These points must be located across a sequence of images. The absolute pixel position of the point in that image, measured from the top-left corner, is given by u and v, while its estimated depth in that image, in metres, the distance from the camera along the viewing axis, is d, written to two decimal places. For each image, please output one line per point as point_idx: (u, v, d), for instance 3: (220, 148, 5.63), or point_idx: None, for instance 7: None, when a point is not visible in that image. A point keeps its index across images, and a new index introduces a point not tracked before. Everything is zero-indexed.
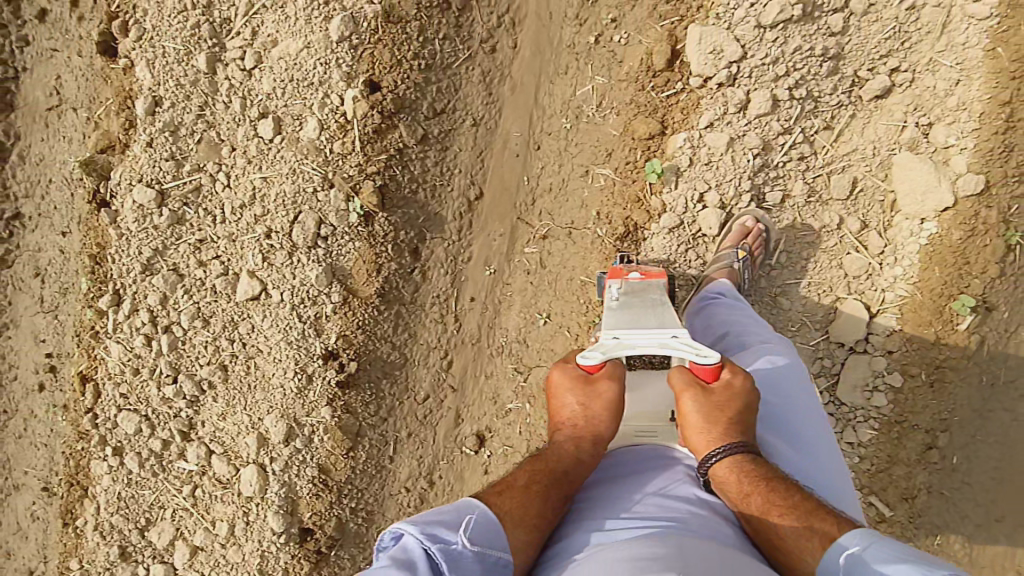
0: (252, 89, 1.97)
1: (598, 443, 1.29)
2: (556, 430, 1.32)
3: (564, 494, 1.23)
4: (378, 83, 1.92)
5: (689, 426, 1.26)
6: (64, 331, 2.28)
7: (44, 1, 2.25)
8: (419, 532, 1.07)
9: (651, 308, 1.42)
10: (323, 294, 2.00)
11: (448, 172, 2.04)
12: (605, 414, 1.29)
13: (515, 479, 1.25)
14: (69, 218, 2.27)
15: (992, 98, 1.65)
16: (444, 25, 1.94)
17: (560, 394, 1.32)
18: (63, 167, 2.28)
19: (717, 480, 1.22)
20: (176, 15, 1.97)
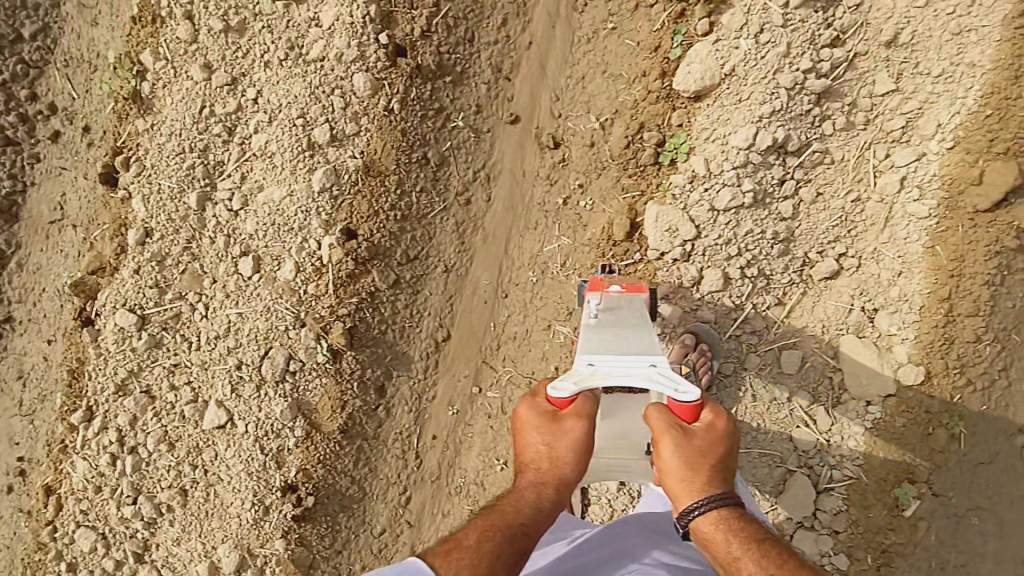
0: (237, 228, 2.09)
1: (563, 488, 1.26)
2: (521, 473, 1.29)
3: (521, 547, 1.20)
4: (355, 231, 2.03)
5: (671, 474, 1.19)
6: (37, 436, 2.33)
7: (58, 125, 2.41)
8: None
9: (627, 333, 1.34)
10: (287, 427, 2.05)
11: (418, 313, 2.12)
12: (571, 459, 1.23)
13: (466, 535, 1.20)
14: (57, 328, 2.35)
15: (933, 293, 1.74)
16: (422, 178, 2.07)
17: (525, 432, 1.27)
18: (56, 279, 2.38)
19: (704, 537, 1.19)
20: (174, 156, 2.10)
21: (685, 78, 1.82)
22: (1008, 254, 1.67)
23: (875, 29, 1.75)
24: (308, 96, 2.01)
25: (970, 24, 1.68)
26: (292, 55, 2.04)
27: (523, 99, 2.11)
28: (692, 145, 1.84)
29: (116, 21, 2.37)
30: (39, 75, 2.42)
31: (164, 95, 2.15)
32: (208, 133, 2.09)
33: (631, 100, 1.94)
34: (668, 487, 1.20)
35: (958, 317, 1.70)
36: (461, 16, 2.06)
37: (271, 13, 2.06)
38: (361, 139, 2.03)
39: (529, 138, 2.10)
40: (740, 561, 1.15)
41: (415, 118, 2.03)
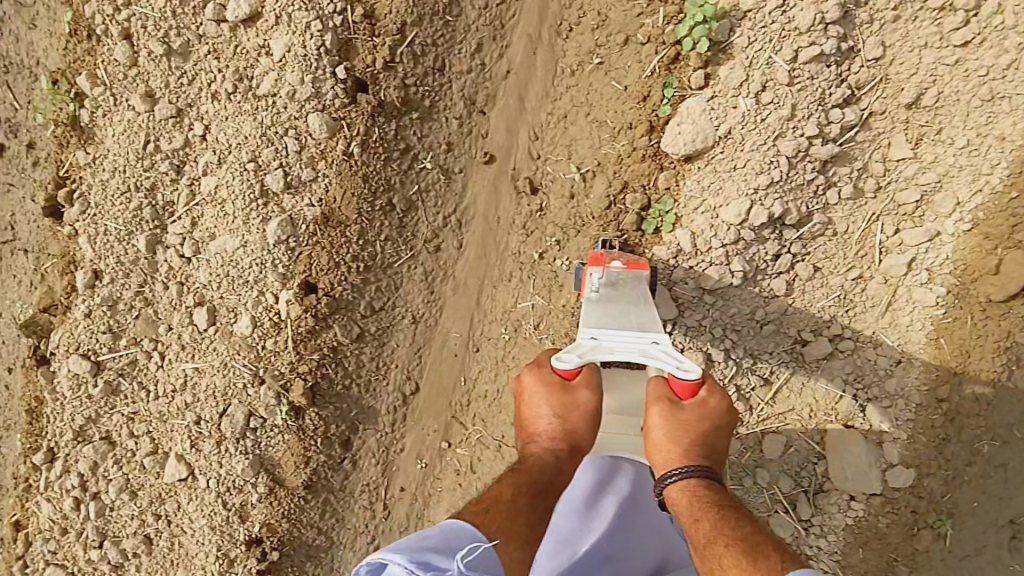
0: (190, 276, 1.97)
1: (576, 452, 1.32)
2: (531, 442, 1.33)
3: (547, 502, 1.23)
4: (314, 284, 1.90)
5: (653, 443, 1.27)
6: (6, 463, 2.14)
7: (3, 137, 2.06)
8: (408, 561, 0.88)
9: (630, 305, 1.32)
10: (249, 483, 1.98)
11: (384, 367, 2.01)
12: (582, 424, 1.30)
13: (500, 491, 1.20)
14: (16, 357, 2.10)
15: (931, 391, 1.61)
16: (386, 226, 1.90)
17: (535, 402, 1.32)
18: (11, 307, 2.11)
19: (673, 503, 1.24)
20: (120, 194, 1.94)
21: (674, 140, 1.63)
22: (1017, 348, 1.53)
23: (895, 87, 1.54)
24: (259, 137, 1.83)
25: (1003, 90, 1.48)
26: (241, 88, 1.84)
27: (498, 136, 1.89)
28: (679, 215, 1.67)
29: (56, 26, 2.03)
30: None
31: (104, 125, 1.95)
32: (155, 170, 1.92)
33: (614, 155, 1.75)
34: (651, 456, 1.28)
35: (958, 415, 1.59)
36: (429, 43, 1.82)
37: (217, 36, 1.85)
38: (319, 185, 1.86)
39: (504, 181, 1.91)
40: (699, 521, 1.17)
41: (376, 162, 1.84)
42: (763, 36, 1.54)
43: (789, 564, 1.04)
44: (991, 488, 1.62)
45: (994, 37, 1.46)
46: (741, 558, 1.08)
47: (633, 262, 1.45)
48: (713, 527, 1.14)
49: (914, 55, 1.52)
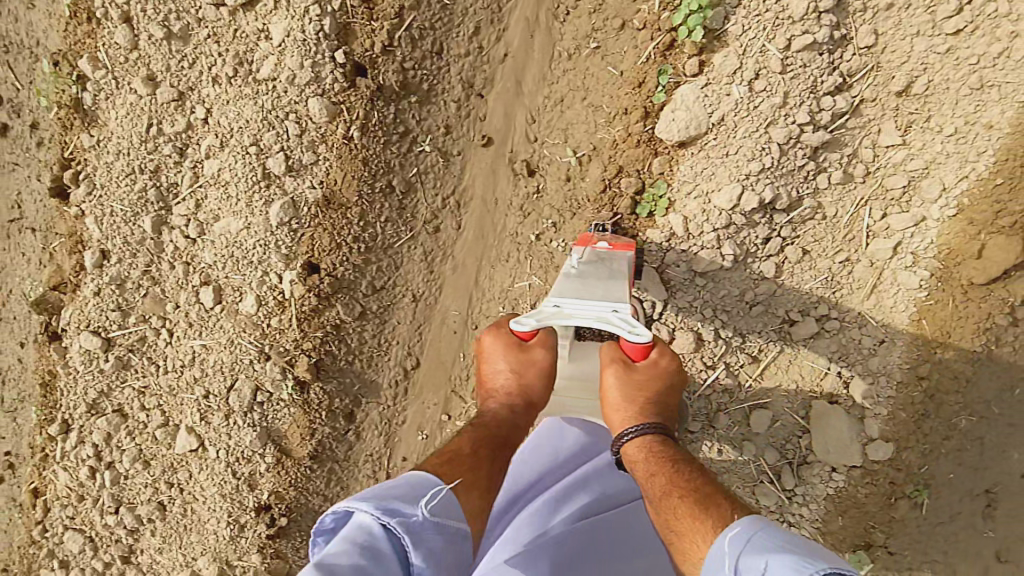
0: (195, 256, 2.02)
1: (531, 408, 1.38)
2: (489, 398, 1.38)
3: (505, 455, 1.30)
4: (317, 265, 1.95)
5: (610, 405, 1.31)
6: (22, 433, 2.21)
7: (4, 116, 2.09)
8: (374, 508, 0.95)
9: (602, 280, 1.31)
10: (257, 454, 2.06)
11: (385, 343, 2.07)
12: (538, 380, 1.35)
13: (461, 444, 1.26)
14: (29, 332, 2.16)
15: (912, 369, 1.67)
16: (386, 208, 1.94)
17: (493, 359, 1.37)
18: (21, 284, 2.15)
19: (632, 462, 1.27)
20: (124, 176, 1.98)
21: (667, 127, 1.67)
22: (997, 330, 1.58)
23: (887, 75, 1.56)
24: (260, 121, 1.86)
25: (993, 79, 1.50)
26: (242, 72, 1.87)
27: (496, 119, 1.92)
28: (672, 199, 1.72)
29: (54, 6, 2.05)
30: None
31: (107, 108, 1.98)
32: (158, 153, 1.96)
33: (609, 140, 1.78)
34: (608, 418, 1.33)
35: (938, 392, 1.65)
36: (427, 26, 1.84)
37: (217, 20, 1.87)
38: (319, 168, 1.90)
39: (501, 163, 1.94)
40: (655, 476, 1.20)
41: (376, 145, 1.87)
42: (757, 24, 1.56)
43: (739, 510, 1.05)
44: (966, 459, 1.68)
45: (986, 25, 1.48)
46: (694, 508, 1.10)
47: (619, 243, 1.51)
48: (666, 480, 1.17)
49: (907, 43, 1.54)
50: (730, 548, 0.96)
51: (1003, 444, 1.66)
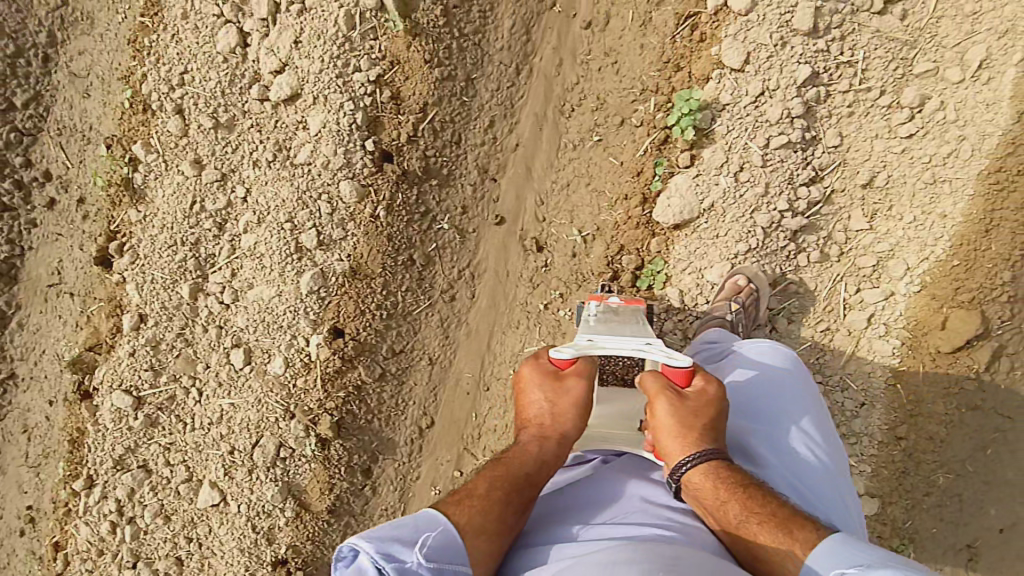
0: (228, 320, 2.17)
1: (563, 442, 1.36)
2: (522, 429, 1.39)
3: (527, 494, 1.27)
4: (342, 330, 2.12)
5: (664, 433, 1.27)
6: (45, 487, 2.31)
7: (54, 192, 2.30)
8: (374, 551, 1.09)
9: (627, 326, 1.45)
10: (277, 508, 2.16)
11: (403, 403, 2.22)
12: (570, 414, 1.35)
13: (478, 483, 1.27)
14: (59, 389, 2.29)
15: (891, 430, 1.83)
16: (407, 278, 2.13)
17: (529, 390, 1.39)
18: (56, 344, 2.31)
19: (694, 489, 1.25)
20: (167, 247, 2.16)
21: (664, 211, 1.88)
22: (966, 393, 1.74)
23: (852, 170, 1.78)
24: (295, 201, 2.05)
25: (945, 175, 1.71)
26: (280, 157, 2.07)
27: (508, 201, 2.13)
28: (669, 274, 1.92)
29: (109, 96, 2.28)
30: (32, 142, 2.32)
31: (156, 187, 2.19)
32: (199, 227, 2.15)
33: (611, 221, 2.00)
34: (661, 446, 1.28)
35: (916, 451, 1.81)
36: (448, 120, 2.06)
37: (261, 113, 2.09)
38: (347, 243, 2.08)
39: (513, 240, 2.14)
40: (727, 504, 1.22)
41: (400, 223, 2.07)
42: (737, 125, 1.79)
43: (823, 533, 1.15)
44: (948, 515, 1.79)
45: (936, 129, 1.71)
46: (778, 534, 1.17)
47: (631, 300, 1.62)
48: (744, 508, 1.20)
49: (868, 144, 1.76)
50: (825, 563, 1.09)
51: (980, 499, 1.77)
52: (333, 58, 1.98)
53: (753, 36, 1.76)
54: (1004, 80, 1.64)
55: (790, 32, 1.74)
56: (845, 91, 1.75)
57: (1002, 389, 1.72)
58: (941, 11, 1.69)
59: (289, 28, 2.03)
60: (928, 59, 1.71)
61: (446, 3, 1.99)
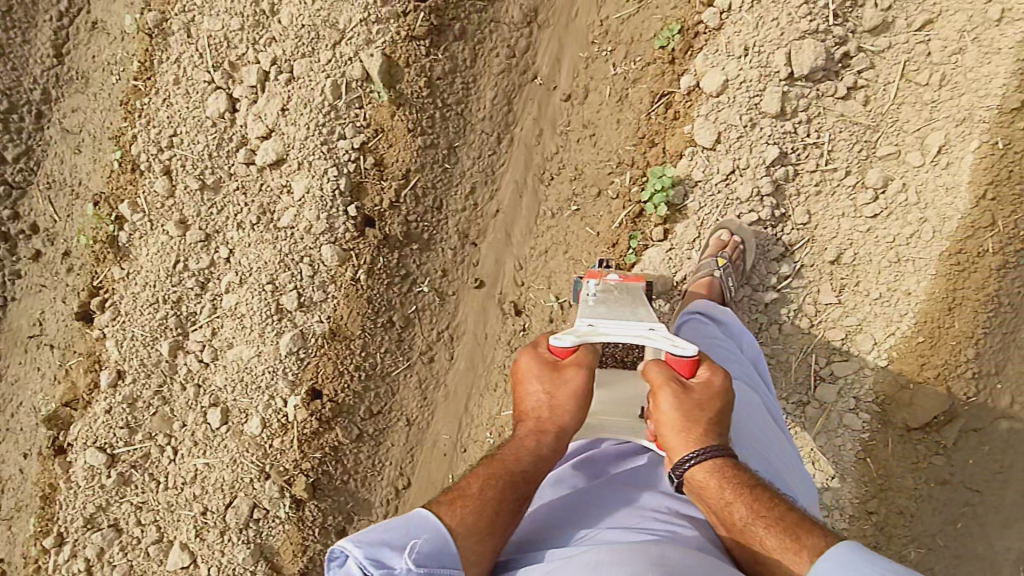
0: (206, 379, 2.17)
1: (562, 435, 1.29)
2: (520, 422, 1.32)
3: (523, 491, 1.23)
4: (320, 390, 2.13)
5: (667, 428, 1.21)
6: (13, 542, 2.28)
7: (41, 244, 2.33)
8: (362, 557, 1.05)
9: (630, 304, 1.38)
10: (248, 571, 2.14)
11: (379, 463, 2.21)
12: (570, 406, 1.28)
13: (471, 483, 1.23)
14: (33, 443, 2.28)
15: (862, 503, 1.85)
16: (386, 340, 2.14)
17: (526, 380, 1.31)
18: (33, 397, 2.30)
19: (698, 486, 1.21)
20: (148, 305, 2.17)
21: None
22: (935, 469, 1.77)
23: (821, 247, 1.83)
24: (277, 263, 2.08)
25: (908, 255, 1.77)
26: (264, 219, 2.11)
27: (487, 265, 2.17)
28: None
29: (99, 153, 2.32)
30: (21, 195, 2.35)
31: (140, 245, 2.22)
32: (181, 286, 2.17)
33: None
34: (664, 441, 1.23)
35: (887, 525, 1.81)
36: (430, 186, 2.11)
37: (247, 176, 2.13)
38: (327, 304, 2.10)
39: (492, 303, 2.18)
40: (732, 505, 1.18)
41: (381, 286, 2.10)
42: (708, 202, 1.87)
43: (830, 539, 1.12)
44: None
45: (899, 210, 1.78)
46: (785, 539, 1.14)
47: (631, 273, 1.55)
48: (750, 509, 1.17)
49: (835, 222, 1.82)
50: (829, 571, 1.05)
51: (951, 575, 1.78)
52: (319, 125, 2.04)
53: (724, 116, 1.82)
54: (962, 165, 1.72)
55: (759, 114, 1.80)
56: (812, 171, 1.81)
57: (970, 463, 1.76)
58: (902, 99, 1.78)
59: (277, 96, 2.08)
60: (890, 143, 1.79)
61: (429, 75, 2.06)
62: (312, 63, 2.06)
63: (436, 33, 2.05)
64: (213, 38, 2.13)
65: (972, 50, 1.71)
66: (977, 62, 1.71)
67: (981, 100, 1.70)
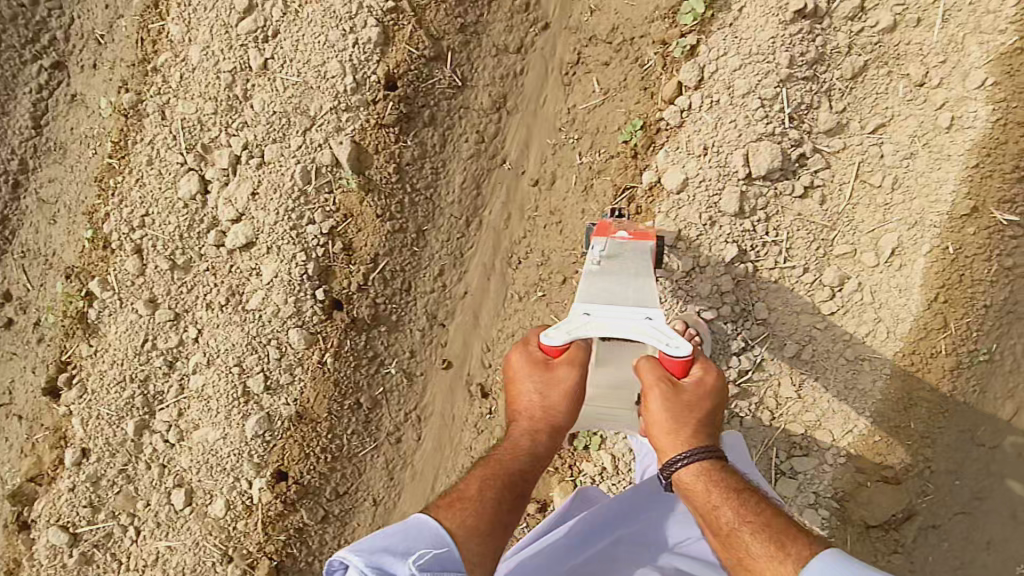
0: (171, 459, 2.17)
1: (554, 433, 1.43)
2: (515, 421, 1.46)
3: (520, 486, 1.37)
4: (286, 472, 2.12)
5: (659, 428, 1.34)
6: None
7: (13, 313, 2.33)
8: (365, 562, 1.10)
9: (629, 280, 1.43)
10: None
11: (344, 545, 2.19)
12: (562, 405, 1.41)
13: (471, 483, 1.36)
14: None
15: None
16: (353, 421, 2.15)
17: (521, 381, 1.44)
18: None
19: (688, 486, 1.32)
20: (115, 384, 2.17)
21: None
22: (893, 566, 1.81)
23: (779, 342, 1.85)
24: (244, 346, 2.09)
25: (864, 353, 1.80)
26: (232, 301, 2.12)
27: (455, 346, 2.19)
28: (604, 437, 1.97)
29: (73, 224, 2.32)
30: None
31: (109, 323, 2.22)
32: (149, 364, 2.17)
33: None
34: (656, 441, 1.35)
35: None
36: (398, 269, 2.14)
37: (216, 257, 2.15)
38: (294, 387, 2.11)
39: (459, 385, 2.19)
40: (720, 509, 1.28)
41: (348, 369, 2.12)
42: (671, 295, 1.86)
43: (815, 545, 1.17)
44: None
45: (855, 309, 1.82)
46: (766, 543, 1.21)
47: (638, 232, 1.56)
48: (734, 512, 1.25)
49: (794, 318, 1.84)
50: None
51: None
52: (288, 211, 2.06)
53: (683, 215, 1.86)
54: (915, 268, 1.78)
55: (718, 212, 1.83)
56: (771, 268, 1.84)
57: (929, 561, 1.81)
58: (857, 199, 1.82)
59: (248, 180, 2.11)
60: (846, 242, 1.83)
61: (398, 161, 2.09)
62: (283, 148, 2.08)
63: (406, 120, 2.08)
64: (186, 120, 2.16)
65: (922, 155, 1.78)
66: (927, 167, 1.78)
67: (932, 204, 1.77)
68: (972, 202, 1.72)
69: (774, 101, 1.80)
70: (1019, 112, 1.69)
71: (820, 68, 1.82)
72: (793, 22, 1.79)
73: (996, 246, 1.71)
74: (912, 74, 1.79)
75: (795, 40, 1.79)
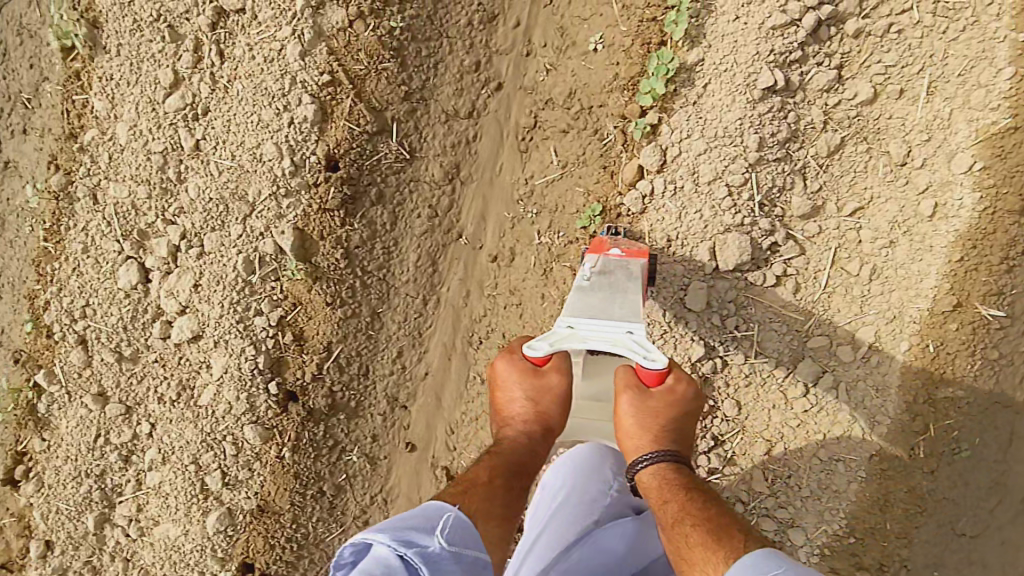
0: (136, 554, 2.13)
1: (549, 434, 1.39)
2: (507, 424, 1.40)
3: (520, 482, 1.32)
4: (251, 563, 2.06)
5: (623, 431, 1.30)
6: None
7: None
8: (391, 540, 1.03)
9: (618, 295, 1.34)
10: None
11: None
12: (554, 406, 1.35)
13: (476, 475, 1.31)
14: None
15: None
16: (317, 509, 2.07)
17: (509, 387, 1.38)
18: None
19: (647, 487, 1.29)
20: (71, 479, 2.10)
21: None
22: None
23: (752, 436, 1.76)
24: (199, 443, 2.02)
25: (840, 453, 1.70)
26: (184, 396, 2.04)
27: (418, 429, 2.11)
28: None
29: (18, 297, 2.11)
30: None
31: (60, 417, 2.12)
32: (104, 459, 2.10)
33: None
34: (621, 443, 1.33)
35: None
36: (354, 354, 2.03)
37: (164, 348, 2.05)
38: (254, 480, 2.04)
39: (425, 467, 2.11)
40: (669, 506, 1.24)
41: (307, 459, 2.04)
42: None
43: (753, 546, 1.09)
44: None
45: (829, 406, 1.71)
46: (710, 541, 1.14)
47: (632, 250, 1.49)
48: (681, 508, 1.21)
49: (764, 414, 1.75)
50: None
51: None
52: (233, 303, 1.95)
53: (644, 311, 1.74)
54: (892, 365, 1.67)
55: (683, 308, 1.73)
56: (741, 362, 1.74)
57: None
58: (833, 288, 1.70)
59: (189, 271, 1.99)
60: (822, 333, 1.71)
61: (346, 245, 1.95)
62: (223, 237, 1.96)
63: (351, 202, 1.94)
64: (120, 205, 2.01)
65: (903, 244, 1.66)
66: (907, 257, 1.65)
67: (912, 298, 1.65)
68: (955, 298, 1.60)
69: (742, 188, 1.67)
70: (1008, 200, 1.55)
71: (792, 145, 1.67)
72: (762, 100, 1.65)
73: (981, 340, 1.59)
74: (893, 152, 1.65)
75: (765, 119, 1.64)
